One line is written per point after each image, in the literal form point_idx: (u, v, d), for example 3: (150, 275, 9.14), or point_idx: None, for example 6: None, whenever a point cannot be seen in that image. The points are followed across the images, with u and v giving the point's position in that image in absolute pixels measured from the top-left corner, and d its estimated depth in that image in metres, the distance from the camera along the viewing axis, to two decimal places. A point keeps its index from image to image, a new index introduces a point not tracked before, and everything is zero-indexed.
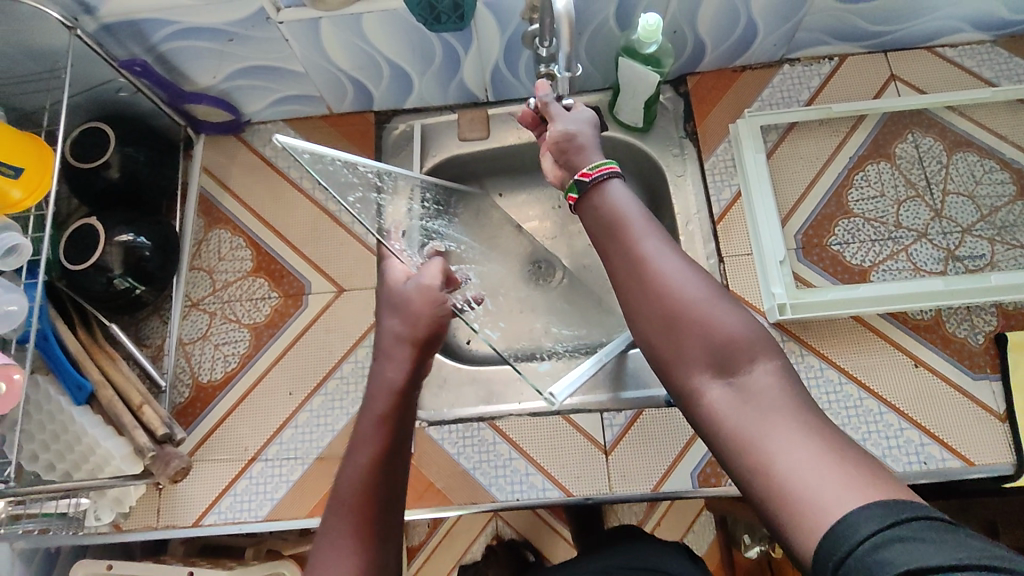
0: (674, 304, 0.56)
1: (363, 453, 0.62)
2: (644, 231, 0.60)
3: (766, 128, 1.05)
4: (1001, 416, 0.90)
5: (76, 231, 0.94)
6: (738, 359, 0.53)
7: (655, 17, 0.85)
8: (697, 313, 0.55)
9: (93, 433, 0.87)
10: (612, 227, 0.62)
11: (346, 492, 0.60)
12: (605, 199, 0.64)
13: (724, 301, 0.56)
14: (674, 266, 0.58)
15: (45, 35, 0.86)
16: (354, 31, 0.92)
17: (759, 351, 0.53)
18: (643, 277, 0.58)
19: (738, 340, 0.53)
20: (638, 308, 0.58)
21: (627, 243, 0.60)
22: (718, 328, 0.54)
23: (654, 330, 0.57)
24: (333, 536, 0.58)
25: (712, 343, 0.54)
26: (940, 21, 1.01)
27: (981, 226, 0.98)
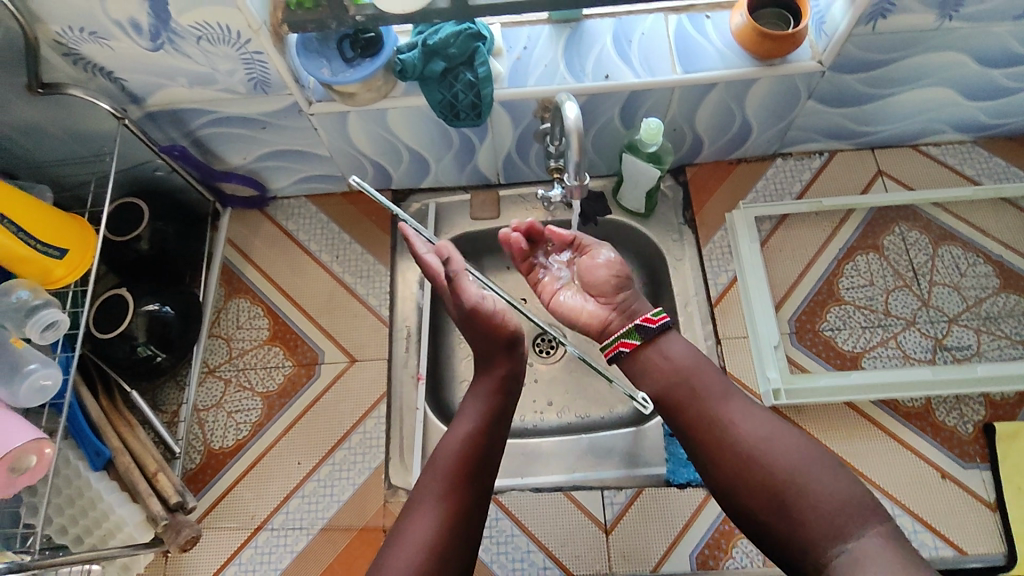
0: (774, 470, 0.71)
1: (459, 433, 0.78)
2: (737, 411, 0.77)
3: (760, 218, 1.12)
4: (992, 505, 0.92)
5: (104, 301, 0.99)
6: (843, 525, 0.66)
7: (656, 121, 0.93)
8: (799, 473, 0.70)
9: (109, 499, 0.90)
10: (696, 398, 0.79)
11: (445, 459, 0.76)
12: (666, 353, 0.83)
13: (818, 464, 0.71)
14: (762, 431, 0.75)
15: (94, 123, 0.93)
16: (378, 123, 0.99)
17: (865, 517, 0.67)
18: (740, 448, 0.74)
19: (842, 504, 0.68)
20: (739, 474, 0.73)
21: (718, 415, 0.77)
22: (820, 492, 0.69)
23: (759, 496, 0.71)
24: (427, 490, 0.74)
25: (819, 509, 0.68)
26: (923, 123, 1.09)
27: (967, 316, 1.03)
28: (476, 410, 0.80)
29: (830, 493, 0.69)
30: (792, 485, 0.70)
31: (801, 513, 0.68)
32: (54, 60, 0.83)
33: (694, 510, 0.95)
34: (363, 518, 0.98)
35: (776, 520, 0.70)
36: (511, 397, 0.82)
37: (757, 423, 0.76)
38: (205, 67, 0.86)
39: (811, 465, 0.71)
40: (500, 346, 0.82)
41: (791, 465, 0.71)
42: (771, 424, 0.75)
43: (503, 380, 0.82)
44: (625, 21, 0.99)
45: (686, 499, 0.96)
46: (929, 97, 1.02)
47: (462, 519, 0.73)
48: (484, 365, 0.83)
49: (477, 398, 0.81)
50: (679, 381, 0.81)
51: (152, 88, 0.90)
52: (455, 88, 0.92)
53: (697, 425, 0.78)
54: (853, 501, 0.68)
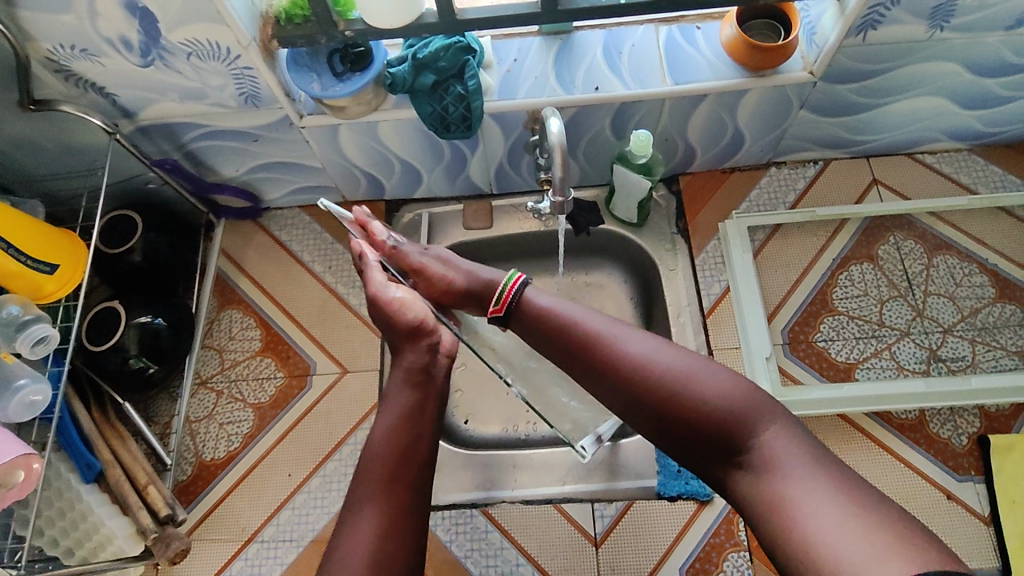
0: (660, 393, 0.65)
1: (384, 427, 0.77)
2: (616, 332, 0.71)
3: (753, 228, 1.11)
4: (986, 519, 0.91)
5: (97, 314, 0.99)
6: (735, 428, 0.62)
7: (645, 132, 0.93)
8: (693, 394, 0.64)
9: (99, 512, 0.91)
10: (574, 333, 0.72)
11: (372, 462, 0.74)
12: (538, 304, 0.76)
13: (705, 371, 0.66)
14: (648, 353, 0.68)
15: (86, 138, 0.94)
16: (370, 135, 1.00)
17: (755, 414, 0.63)
18: (625, 372, 0.68)
19: (732, 406, 0.63)
20: (631, 402, 0.67)
21: (598, 347, 0.70)
22: (705, 400, 0.64)
23: (648, 418, 0.67)
24: (361, 495, 0.72)
25: (708, 420, 0.63)
26: (918, 132, 1.08)
27: (962, 327, 1.02)
28: (394, 406, 0.79)
29: (718, 398, 0.64)
30: (678, 394, 0.65)
31: (693, 427, 0.64)
32: (46, 77, 0.84)
33: (684, 524, 0.95)
34: None
35: (673, 443, 0.66)
36: (432, 388, 0.82)
37: (644, 348, 0.68)
38: (195, 82, 0.86)
39: (699, 377, 0.65)
40: (403, 334, 0.84)
41: (679, 384, 0.65)
42: (659, 348, 0.68)
43: (410, 368, 0.82)
44: (615, 32, 0.99)
45: (677, 513, 0.96)
46: (923, 106, 1.01)
47: (403, 511, 0.71)
48: (397, 362, 0.84)
49: (393, 394, 0.81)
50: (561, 324, 0.73)
51: (144, 103, 0.90)
52: (445, 101, 0.92)
53: (584, 364, 0.71)
54: (744, 404, 0.63)
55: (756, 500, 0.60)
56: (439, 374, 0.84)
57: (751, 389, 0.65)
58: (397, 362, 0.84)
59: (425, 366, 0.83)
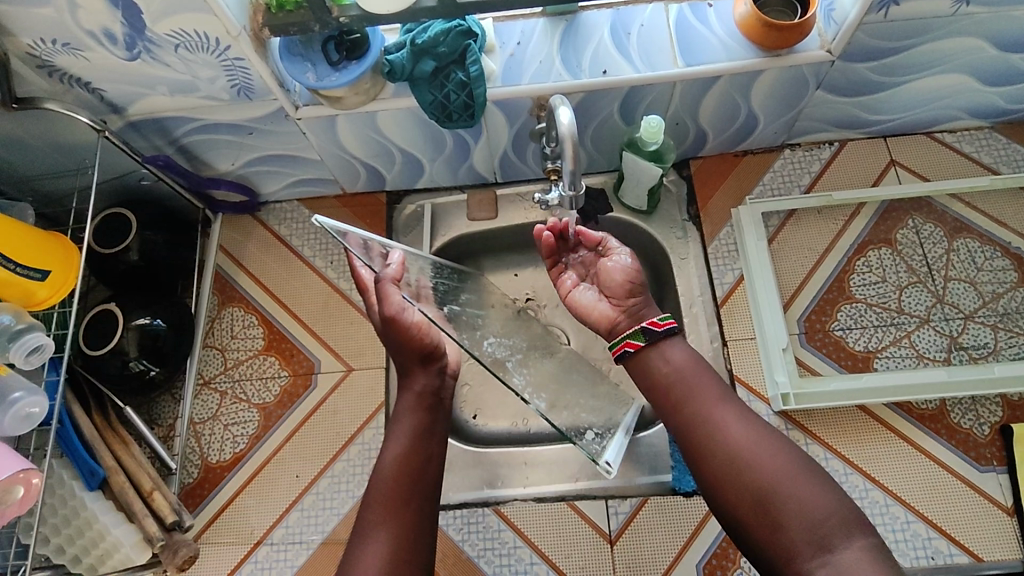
0: (761, 475, 0.67)
1: (393, 450, 0.77)
2: (727, 404, 0.74)
3: (768, 214, 1.08)
4: (1009, 510, 0.89)
5: (95, 317, 0.97)
6: (828, 530, 0.62)
7: (657, 119, 0.90)
8: (795, 485, 0.66)
9: (105, 520, 0.89)
10: (688, 397, 0.75)
11: (381, 484, 0.74)
12: (668, 356, 0.78)
13: (810, 472, 0.67)
14: (755, 436, 0.70)
15: (74, 136, 0.90)
16: (368, 125, 0.96)
17: (850, 528, 0.63)
18: (728, 447, 0.70)
19: (829, 510, 0.64)
20: (728, 476, 0.68)
21: (709, 419, 0.72)
22: (809, 501, 0.64)
23: (740, 498, 0.67)
24: (370, 518, 0.72)
25: (805, 513, 0.64)
26: (938, 110, 1.04)
27: (984, 313, 0.99)
28: (405, 428, 0.79)
29: (818, 497, 0.65)
30: (776, 485, 0.66)
31: (784, 516, 0.64)
32: (28, 73, 0.80)
33: (700, 520, 0.93)
34: None
35: (760, 527, 0.65)
36: (437, 409, 0.82)
37: (749, 428, 0.71)
38: (185, 75, 0.82)
39: (804, 473, 0.67)
40: (415, 360, 0.82)
41: (781, 472, 0.67)
42: (767, 432, 0.71)
43: (422, 393, 0.82)
44: (623, 12, 0.94)
45: (692, 508, 0.94)
46: (944, 84, 0.97)
47: (412, 534, 0.71)
48: (404, 385, 0.83)
49: (404, 416, 0.80)
50: (674, 384, 0.76)
51: (132, 97, 0.86)
52: (446, 89, 0.88)
53: (689, 425, 0.73)
54: (844, 511, 0.64)
55: None
56: (445, 396, 0.84)
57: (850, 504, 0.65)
58: (406, 386, 0.83)
59: (434, 390, 0.83)
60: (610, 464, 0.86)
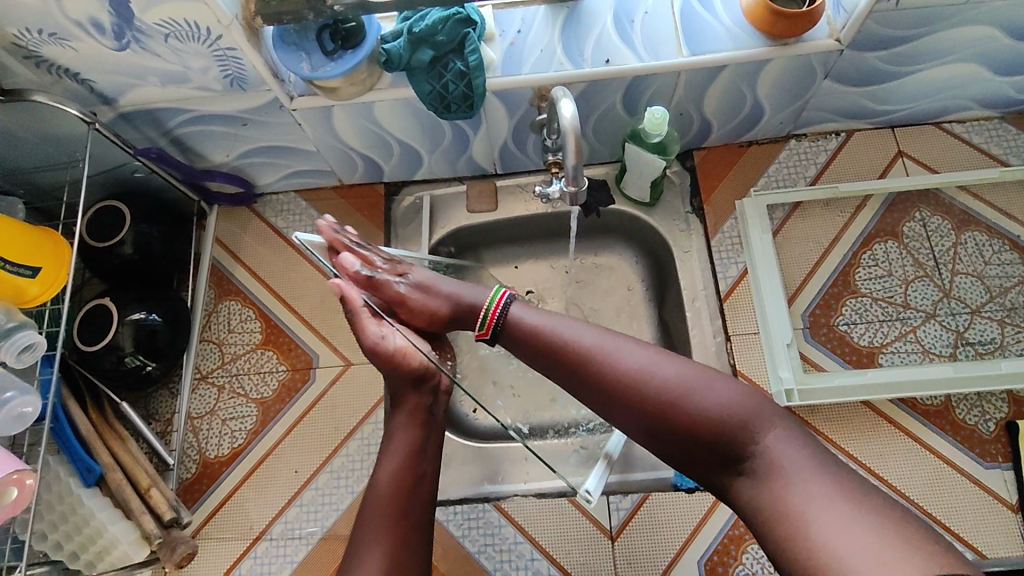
0: (656, 404, 0.65)
1: (388, 465, 0.78)
2: (603, 340, 0.69)
3: (773, 206, 1.06)
4: (1014, 506, 0.88)
5: (89, 312, 0.95)
6: (735, 435, 0.63)
7: (661, 110, 0.88)
8: (695, 400, 0.64)
9: (102, 517, 0.88)
10: (564, 347, 0.70)
11: (375, 503, 0.75)
12: (527, 318, 0.73)
13: (703, 378, 0.66)
14: (641, 362, 0.67)
15: (64, 128, 0.88)
16: (365, 117, 0.94)
17: (754, 420, 0.64)
18: (622, 393, 0.66)
19: (738, 411, 0.64)
20: (629, 414, 0.67)
21: (593, 369, 0.68)
22: (712, 411, 0.64)
23: (654, 434, 0.66)
24: (365, 535, 0.73)
25: (709, 426, 0.63)
26: (948, 100, 1.02)
27: (991, 307, 0.97)
28: (398, 445, 0.80)
29: (718, 405, 0.64)
30: (678, 408, 0.64)
31: (692, 433, 0.64)
32: (15, 64, 0.78)
33: (702, 516, 0.93)
34: None
35: (676, 447, 0.66)
36: (431, 426, 0.83)
37: (633, 358, 0.67)
38: (176, 65, 0.80)
39: (698, 384, 0.65)
40: (406, 384, 0.83)
41: (676, 393, 0.65)
42: (649, 356, 0.67)
43: (414, 411, 0.83)
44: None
45: (695, 505, 0.93)
46: (955, 74, 0.95)
47: (408, 550, 0.72)
48: (398, 403, 0.84)
49: (396, 435, 0.81)
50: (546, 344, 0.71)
51: (123, 88, 0.84)
52: (444, 78, 0.85)
53: (572, 376, 0.70)
54: (744, 409, 0.64)
55: (763, 506, 0.60)
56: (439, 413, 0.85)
57: (746, 390, 0.66)
58: (398, 406, 0.84)
59: (429, 408, 0.84)
60: (591, 493, 0.85)
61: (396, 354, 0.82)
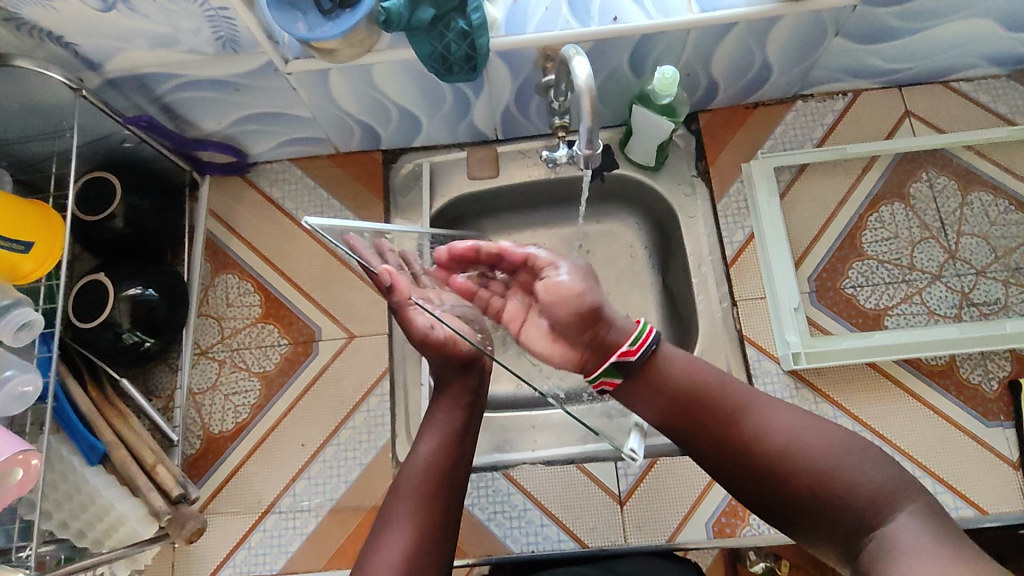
0: (803, 471, 0.62)
1: (426, 443, 0.76)
2: (741, 395, 0.68)
3: (779, 168, 1.04)
4: (1014, 463, 0.90)
5: (83, 288, 0.92)
6: (881, 507, 0.59)
7: (671, 70, 0.85)
8: (845, 471, 0.61)
9: (108, 494, 0.87)
10: (710, 402, 0.68)
11: (411, 479, 0.74)
12: (675, 365, 0.70)
13: (847, 447, 0.63)
14: (780, 423, 0.65)
15: (46, 96, 0.84)
16: (364, 80, 0.90)
17: (902, 499, 0.60)
18: (762, 449, 0.64)
19: (882, 485, 0.60)
20: (774, 478, 0.63)
21: (733, 420, 0.66)
22: (855, 483, 0.61)
23: (790, 498, 0.63)
24: (397, 507, 0.72)
25: (858, 500, 0.60)
26: (957, 58, 1.00)
27: (996, 268, 0.98)
28: (439, 424, 0.79)
29: (867, 479, 0.61)
30: (819, 477, 0.61)
31: (840, 508, 0.60)
32: None
33: (710, 479, 0.94)
34: (372, 498, 0.96)
35: (816, 519, 0.62)
36: (474, 409, 0.81)
37: (781, 423, 0.65)
38: (165, 27, 0.76)
39: (849, 457, 0.62)
40: (452, 368, 0.83)
41: (825, 460, 0.62)
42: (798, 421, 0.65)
43: (459, 391, 0.82)
44: None
45: (703, 469, 0.94)
46: (966, 30, 0.93)
47: (435, 532, 0.71)
48: (443, 387, 0.83)
49: (439, 414, 0.80)
50: (692, 392, 0.68)
51: (109, 52, 0.80)
52: (446, 38, 0.82)
53: (716, 437, 0.67)
54: (894, 486, 0.60)
55: None
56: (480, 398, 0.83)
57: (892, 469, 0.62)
58: (441, 387, 0.83)
59: (473, 389, 0.82)
60: (636, 451, 0.82)
61: (446, 341, 0.81)
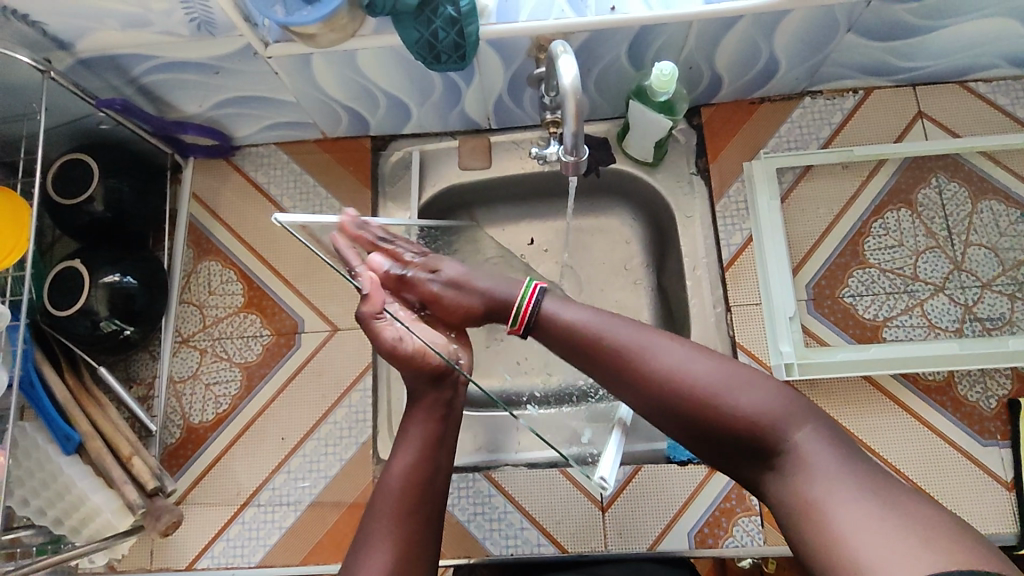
0: (689, 404, 0.61)
1: (401, 460, 0.74)
2: (624, 329, 0.65)
3: (782, 169, 1.00)
4: (1008, 485, 0.87)
5: (59, 275, 0.90)
6: (772, 432, 0.58)
7: (670, 66, 0.81)
8: (725, 396, 0.60)
9: (83, 486, 0.86)
10: (587, 343, 0.66)
11: (388, 496, 0.72)
12: (566, 314, 0.68)
13: (732, 375, 0.61)
14: (664, 359, 0.63)
15: (16, 75, 0.81)
16: (349, 66, 0.86)
17: (787, 419, 0.59)
18: (647, 387, 0.62)
19: (768, 410, 0.59)
20: (667, 414, 0.62)
21: (620, 360, 0.64)
22: (740, 412, 0.59)
23: (682, 429, 0.62)
24: (375, 529, 0.70)
25: (740, 426, 0.59)
26: (976, 57, 0.94)
27: (1003, 281, 0.94)
28: (414, 437, 0.76)
29: (749, 405, 0.59)
30: (707, 409, 0.60)
31: (722, 432, 0.60)
32: None
33: (695, 488, 0.92)
34: (353, 493, 0.95)
35: (702, 443, 0.62)
36: (449, 420, 0.79)
37: (662, 356, 0.63)
38: (136, 7, 0.72)
39: (729, 382, 0.60)
40: (424, 380, 0.78)
41: (709, 391, 0.60)
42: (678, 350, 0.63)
43: (433, 405, 0.77)
44: None
45: (687, 477, 0.92)
46: (987, 29, 0.87)
47: (414, 551, 0.69)
48: (415, 397, 0.79)
49: (413, 426, 0.77)
50: (579, 340, 0.66)
51: (79, 32, 0.76)
52: (434, 25, 0.77)
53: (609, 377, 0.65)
54: (776, 410, 0.59)
55: (789, 503, 0.56)
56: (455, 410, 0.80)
57: (778, 389, 0.61)
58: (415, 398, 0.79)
59: (448, 402, 0.78)
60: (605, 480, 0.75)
61: (414, 353, 0.76)
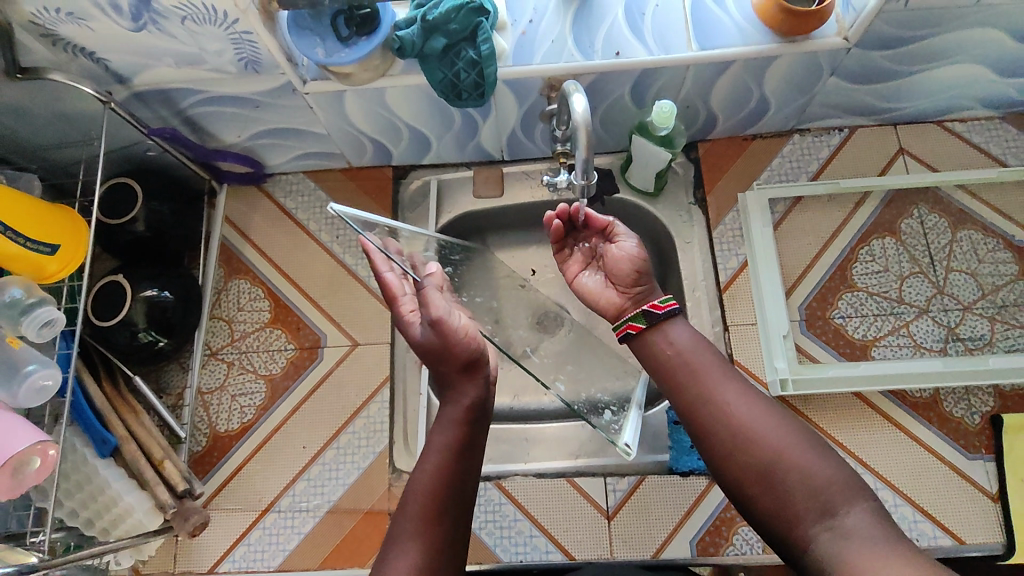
0: (765, 452, 0.65)
1: (432, 458, 0.75)
2: (719, 376, 0.72)
3: (774, 200, 1.08)
4: (994, 497, 0.92)
5: (103, 289, 0.97)
6: (834, 498, 0.61)
7: (669, 104, 0.89)
8: (798, 458, 0.63)
9: (117, 487, 0.91)
10: (693, 376, 0.72)
11: (417, 496, 0.73)
12: (672, 338, 0.76)
13: (809, 442, 0.65)
14: (749, 409, 0.68)
15: (77, 105, 0.89)
16: (377, 102, 0.95)
17: (852, 493, 0.61)
18: (728, 425, 0.68)
19: (835, 479, 0.62)
20: (738, 456, 0.66)
21: (709, 393, 0.70)
22: (808, 472, 0.63)
23: (747, 474, 0.65)
24: (405, 528, 0.70)
25: (806, 484, 0.62)
26: (951, 99, 1.03)
27: (983, 304, 1.00)
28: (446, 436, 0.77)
29: (818, 470, 0.62)
30: (777, 462, 0.63)
31: (787, 486, 0.62)
32: (32, 42, 0.79)
33: (697, 498, 0.96)
34: (370, 500, 1.00)
35: (762, 493, 0.64)
36: (481, 420, 0.79)
37: (752, 406, 0.68)
38: (192, 47, 0.81)
39: (809, 448, 0.64)
40: (460, 370, 0.81)
41: (784, 447, 0.64)
42: (766, 406, 0.68)
43: (468, 403, 0.79)
44: None
45: (689, 488, 0.97)
46: (958, 74, 0.96)
47: (443, 553, 0.70)
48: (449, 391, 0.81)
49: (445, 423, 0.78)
50: (678, 366, 0.74)
51: (139, 68, 0.85)
52: (456, 66, 0.86)
53: (692, 406, 0.71)
54: (843, 481, 0.62)
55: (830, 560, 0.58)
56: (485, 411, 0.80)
57: (850, 472, 0.63)
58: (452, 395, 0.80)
59: (482, 400, 0.80)
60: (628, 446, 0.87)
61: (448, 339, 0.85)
